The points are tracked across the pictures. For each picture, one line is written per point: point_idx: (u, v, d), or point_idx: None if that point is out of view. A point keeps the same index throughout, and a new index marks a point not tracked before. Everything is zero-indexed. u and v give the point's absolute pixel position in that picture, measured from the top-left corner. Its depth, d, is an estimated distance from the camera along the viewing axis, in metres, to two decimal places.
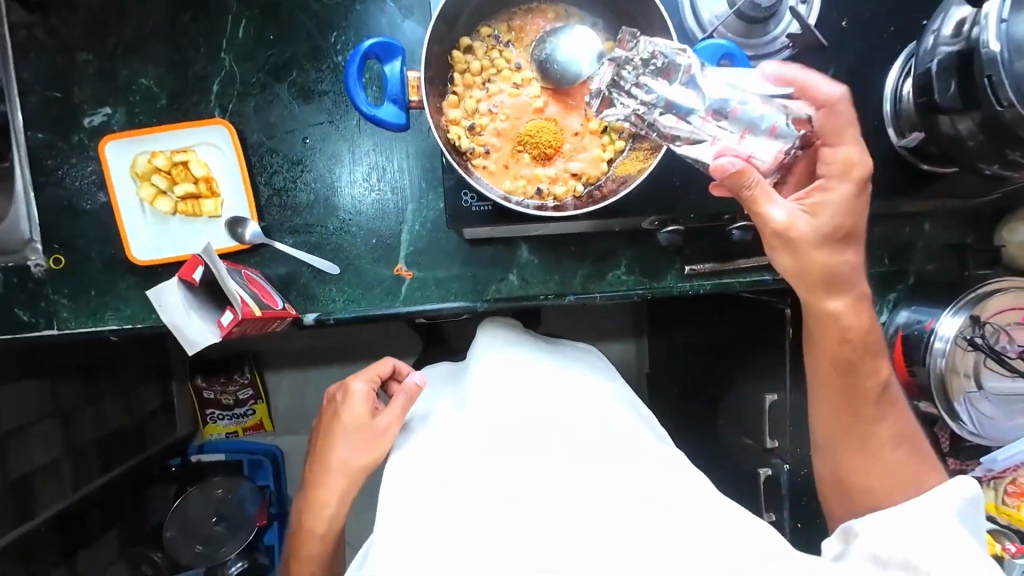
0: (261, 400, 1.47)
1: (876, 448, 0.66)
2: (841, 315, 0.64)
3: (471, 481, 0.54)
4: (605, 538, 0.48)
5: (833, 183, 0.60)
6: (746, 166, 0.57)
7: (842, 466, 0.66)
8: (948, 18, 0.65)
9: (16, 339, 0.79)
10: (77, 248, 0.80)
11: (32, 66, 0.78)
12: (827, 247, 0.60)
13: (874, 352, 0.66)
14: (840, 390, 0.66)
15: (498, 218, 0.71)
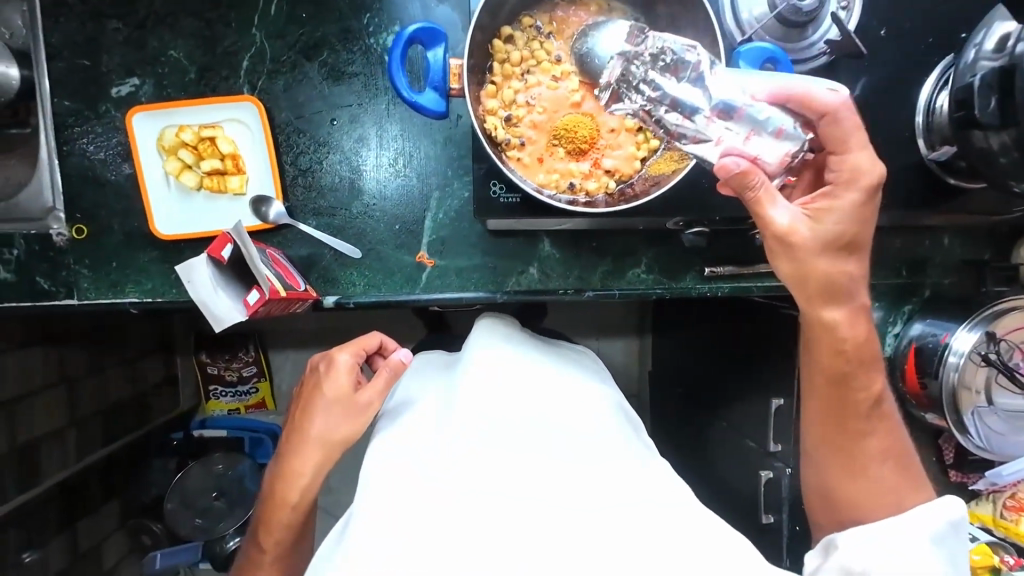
0: (264, 379, 1.47)
1: (866, 465, 0.59)
2: (838, 325, 0.57)
3: (464, 474, 0.53)
4: (599, 538, 0.48)
5: (841, 190, 0.55)
6: (751, 166, 0.53)
7: (829, 483, 0.60)
8: (991, 32, 0.65)
9: (35, 306, 0.79)
10: (99, 219, 0.80)
11: (61, 33, 0.77)
12: (829, 255, 0.55)
13: (869, 364, 0.59)
14: (834, 408, 0.59)
15: (526, 210, 0.71)
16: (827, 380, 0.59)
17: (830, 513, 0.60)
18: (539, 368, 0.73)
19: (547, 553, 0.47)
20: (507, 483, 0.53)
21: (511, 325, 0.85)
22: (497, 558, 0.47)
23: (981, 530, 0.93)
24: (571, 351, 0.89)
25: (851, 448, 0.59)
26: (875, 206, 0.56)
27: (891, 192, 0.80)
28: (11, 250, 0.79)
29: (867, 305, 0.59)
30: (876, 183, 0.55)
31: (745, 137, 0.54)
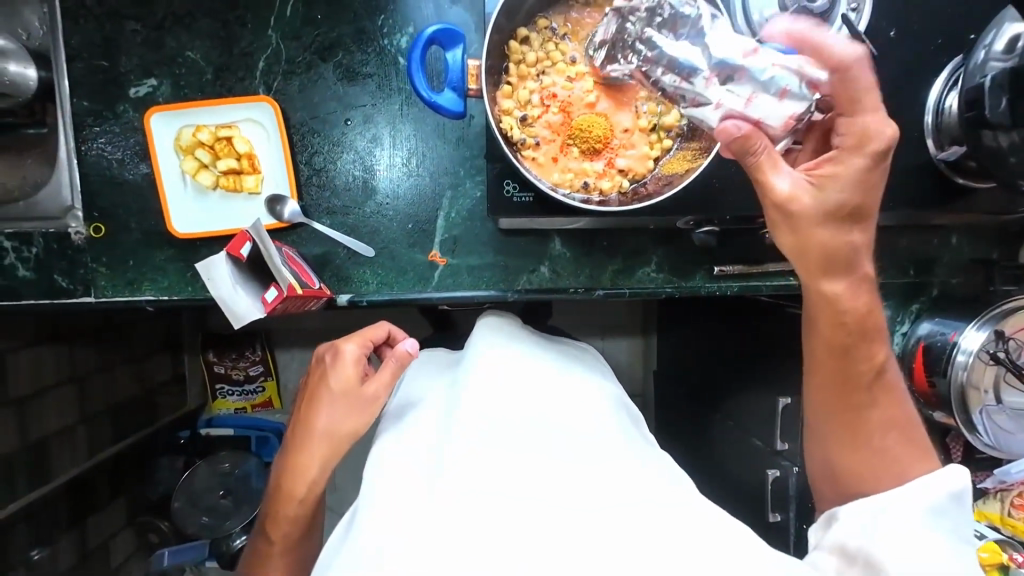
0: (271, 378, 1.48)
1: (871, 440, 0.57)
2: (840, 297, 0.56)
3: (464, 473, 0.52)
4: (600, 539, 0.47)
5: (848, 155, 0.53)
6: (754, 130, 0.52)
7: (834, 463, 0.58)
8: (1001, 33, 0.66)
9: (53, 304, 0.80)
10: (116, 218, 0.81)
11: (81, 34, 0.78)
12: (832, 224, 0.53)
13: (873, 337, 0.57)
14: (836, 382, 0.57)
15: (539, 209, 0.72)
16: (831, 352, 0.57)
17: (835, 491, 0.58)
18: (540, 368, 0.72)
19: (548, 552, 0.46)
20: (507, 483, 0.52)
21: (513, 324, 0.85)
22: (497, 558, 0.46)
23: (988, 528, 0.93)
24: (572, 348, 0.90)
25: (854, 421, 0.57)
26: (884, 173, 0.54)
27: (900, 192, 0.80)
28: (30, 249, 0.80)
29: (871, 275, 0.57)
30: (884, 149, 0.52)
31: (746, 100, 0.53)
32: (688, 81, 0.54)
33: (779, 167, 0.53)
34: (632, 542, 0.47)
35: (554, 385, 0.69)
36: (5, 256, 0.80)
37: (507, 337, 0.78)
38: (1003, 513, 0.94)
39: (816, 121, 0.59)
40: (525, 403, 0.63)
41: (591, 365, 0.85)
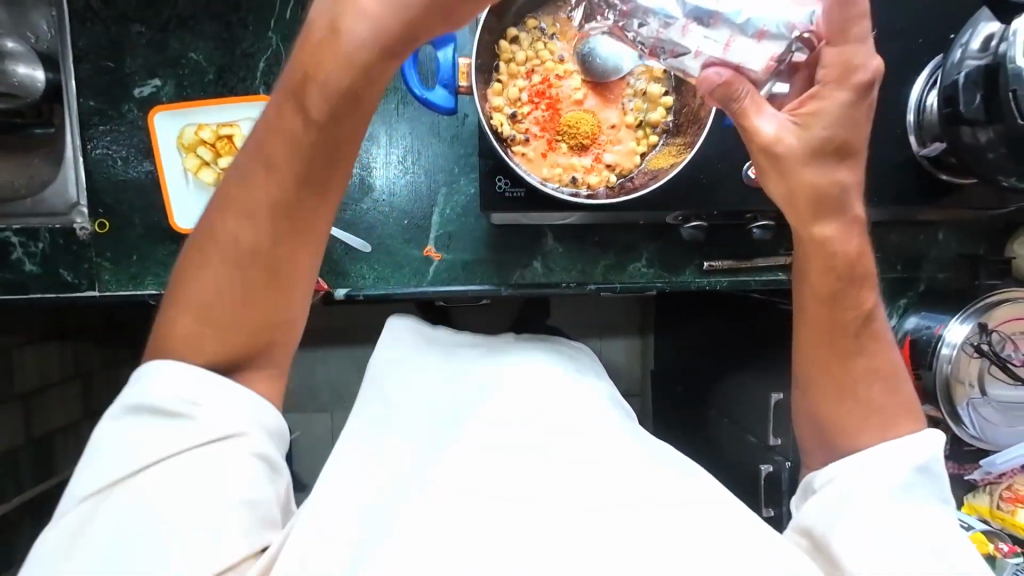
0: None
1: (859, 391, 0.57)
2: (830, 240, 0.57)
3: (463, 472, 0.50)
4: (608, 539, 0.42)
5: (831, 88, 0.56)
6: (734, 77, 0.55)
7: (821, 415, 0.58)
8: (977, 32, 0.68)
9: (58, 298, 0.82)
10: (121, 214, 0.83)
11: (88, 36, 0.81)
12: (817, 163, 0.55)
13: (861, 281, 0.58)
14: (825, 333, 0.58)
15: (530, 204, 0.74)
16: (825, 299, 0.57)
17: (824, 446, 0.58)
18: (534, 374, 0.71)
19: (560, 555, 0.42)
20: (507, 484, 0.48)
21: (503, 340, 0.85)
22: (496, 557, 0.42)
23: (977, 521, 0.93)
24: (569, 354, 0.90)
25: (841, 370, 0.58)
26: (870, 105, 0.57)
27: (886, 187, 0.82)
28: (37, 244, 0.82)
29: (863, 218, 0.58)
30: (868, 80, 0.56)
31: (724, 46, 0.55)
32: (665, 32, 0.55)
33: (762, 109, 0.56)
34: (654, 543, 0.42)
35: (550, 391, 0.67)
36: (12, 250, 0.82)
37: (492, 355, 0.79)
38: (993, 505, 0.94)
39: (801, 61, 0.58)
40: (523, 407, 0.61)
41: (586, 373, 0.83)
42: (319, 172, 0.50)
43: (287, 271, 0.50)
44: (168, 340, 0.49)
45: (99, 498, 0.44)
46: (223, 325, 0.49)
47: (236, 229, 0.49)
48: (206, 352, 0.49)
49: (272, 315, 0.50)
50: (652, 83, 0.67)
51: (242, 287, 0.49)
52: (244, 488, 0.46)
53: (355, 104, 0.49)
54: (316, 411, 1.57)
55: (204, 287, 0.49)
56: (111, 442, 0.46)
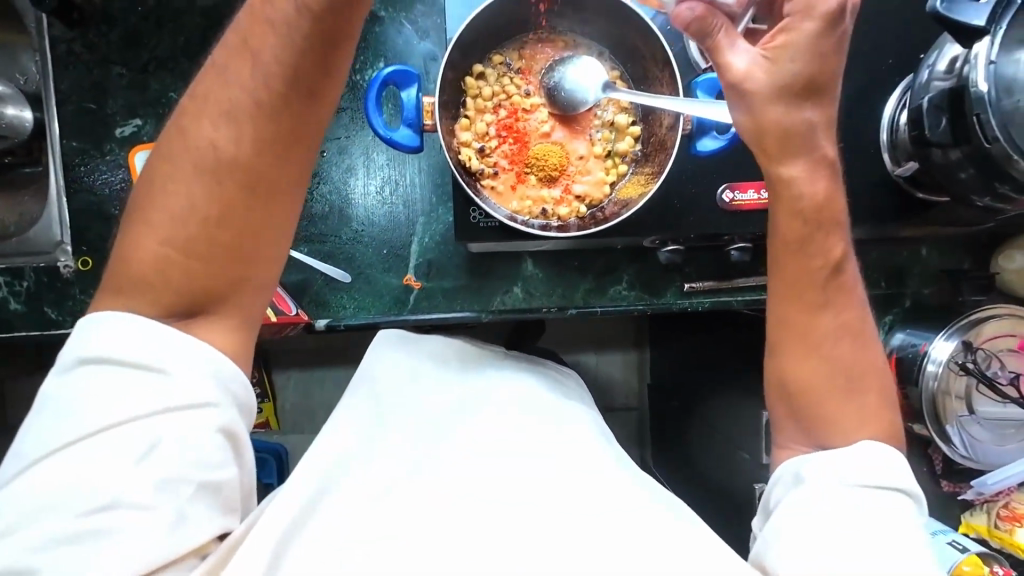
0: (267, 399, 1.50)
1: (827, 350, 0.60)
2: (796, 180, 0.59)
3: (458, 478, 0.61)
4: (577, 545, 0.54)
5: (800, 20, 0.55)
6: (709, 8, 0.54)
7: (788, 370, 0.61)
8: (943, 54, 0.68)
9: (43, 335, 0.83)
10: (103, 250, 0.84)
11: (71, 79, 0.83)
12: (783, 98, 0.56)
13: (828, 228, 0.60)
14: (798, 288, 0.60)
15: (504, 235, 0.74)
16: (794, 251, 0.60)
17: (797, 421, 0.61)
18: (520, 389, 0.77)
19: (540, 553, 0.53)
20: (505, 491, 0.59)
21: (492, 351, 0.88)
22: (498, 560, 0.52)
23: (971, 542, 0.89)
24: (553, 369, 0.94)
25: (809, 322, 0.60)
26: (842, 34, 0.55)
27: (861, 207, 0.82)
28: (21, 282, 0.84)
29: (832, 160, 0.60)
30: (836, 10, 0.54)
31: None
32: None
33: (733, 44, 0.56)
34: (609, 545, 0.53)
35: (534, 405, 0.74)
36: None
37: (479, 363, 0.82)
38: (991, 525, 0.93)
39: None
40: (509, 418, 0.71)
41: (569, 391, 0.88)
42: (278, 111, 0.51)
43: (265, 186, 0.52)
44: (132, 256, 0.51)
45: (56, 452, 0.47)
46: (191, 245, 0.51)
47: (205, 148, 0.51)
48: (172, 265, 0.51)
49: (246, 229, 0.52)
50: (619, 114, 0.68)
51: (212, 202, 0.51)
52: (200, 467, 0.49)
53: (327, 40, 0.50)
54: (311, 434, 1.57)
55: (173, 201, 0.51)
56: (73, 394, 0.49)
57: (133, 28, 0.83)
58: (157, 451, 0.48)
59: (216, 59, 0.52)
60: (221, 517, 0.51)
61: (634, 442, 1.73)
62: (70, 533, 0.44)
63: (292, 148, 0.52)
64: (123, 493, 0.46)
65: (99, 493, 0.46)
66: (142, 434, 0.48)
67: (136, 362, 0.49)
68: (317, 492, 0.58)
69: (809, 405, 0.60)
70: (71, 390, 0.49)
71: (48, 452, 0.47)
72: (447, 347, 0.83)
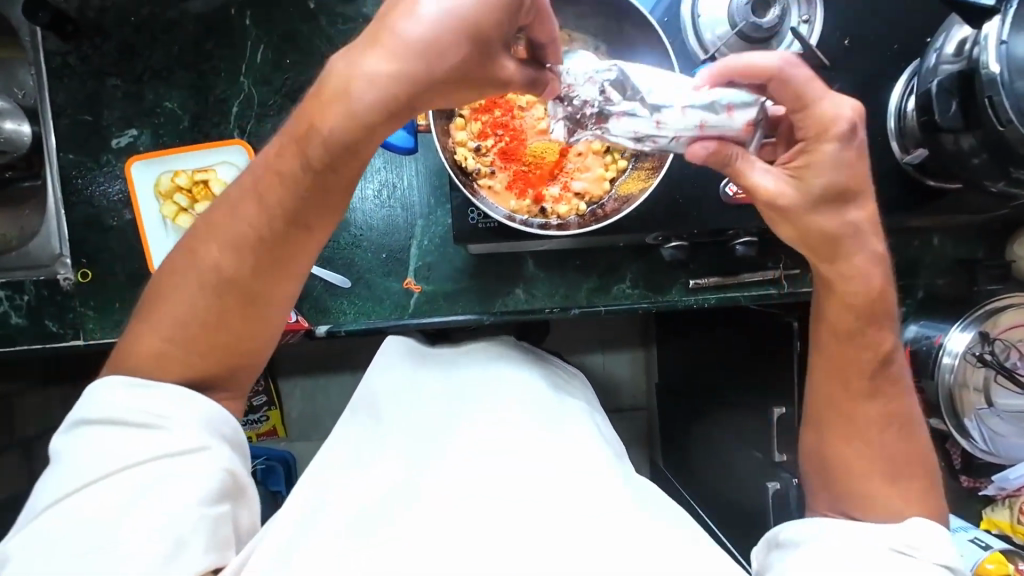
0: (274, 407, 1.50)
1: (858, 431, 0.61)
2: (848, 278, 0.59)
3: (458, 479, 0.61)
4: (574, 543, 0.53)
5: (815, 144, 0.56)
6: (721, 143, 0.57)
7: (824, 446, 0.62)
8: (950, 37, 0.66)
9: (45, 348, 0.83)
10: (102, 262, 0.84)
11: (66, 91, 0.83)
12: (823, 210, 0.57)
13: (880, 322, 0.60)
14: (831, 367, 0.62)
15: (503, 234, 0.73)
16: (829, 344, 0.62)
17: (827, 485, 0.62)
18: (514, 385, 0.77)
19: (535, 553, 0.52)
20: (505, 489, 0.59)
21: (485, 345, 0.87)
22: (495, 556, 0.52)
23: (993, 538, 0.86)
24: (561, 371, 0.92)
25: (849, 406, 0.61)
26: (859, 144, 0.57)
27: None
28: (23, 296, 0.84)
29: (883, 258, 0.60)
30: (849, 127, 0.56)
31: (699, 127, 0.57)
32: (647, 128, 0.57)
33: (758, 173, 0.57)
34: (604, 546, 0.53)
35: (528, 402, 0.74)
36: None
37: (469, 361, 0.83)
38: (1013, 520, 0.90)
39: (775, 115, 0.60)
40: (507, 417, 0.70)
41: (571, 389, 0.87)
42: (283, 232, 0.51)
43: (263, 298, 0.53)
44: (138, 355, 0.53)
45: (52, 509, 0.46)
46: (190, 347, 0.52)
47: (209, 262, 0.52)
48: (173, 364, 0.53)
49: (243, 330, 0.54)
50: None
51: (211, 311, 0.52)
52: (196, 504, 0.48)
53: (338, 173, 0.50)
54: (317, 441, 1.56)
55: (174, 304, 0.52)
56: (73, 453, 0.49)
57: (126, 39, 0.83)
58: (151, 502, 0.47)
59: (231, 190, 0.53)
60: (213, 555, 0.48)
61: (644, 442, 1.71)
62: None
63: (294, 261, 0.53)
64: (123, 539, 0.45)
65: (95, 537, 0.45)
66: (139, 482, 0.48)
67: (131, 420, 0.50)
68: (316, 506, 0.59)
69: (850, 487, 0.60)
70: (71, 446, 0.50)
71: (51, 502, 0.47)
72: (441, 355, 0.84)
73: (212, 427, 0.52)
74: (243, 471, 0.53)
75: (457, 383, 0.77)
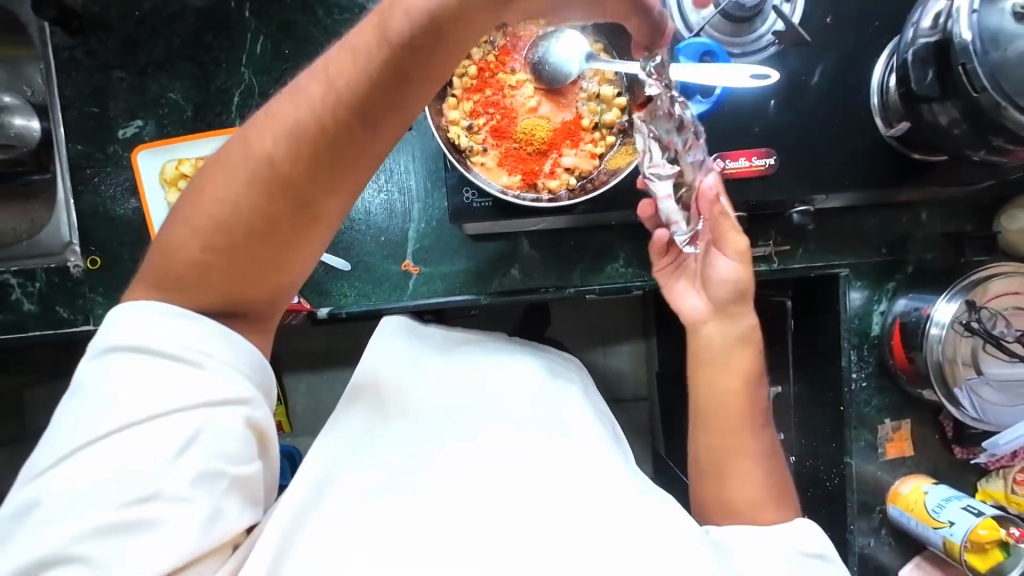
0: (279, 401, 1.52)
1: (738, 445, 0.70)
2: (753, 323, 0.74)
3: (463, 476, 0.61)
4: (576, 540, 0.52)
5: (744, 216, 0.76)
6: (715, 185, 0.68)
7: (728, 487, 0.69)
8: (926, 11, 0.68)
9: (57, 334, 0.86)
10: (110, 249, 0.87)
11: (73, 84, 0.85)
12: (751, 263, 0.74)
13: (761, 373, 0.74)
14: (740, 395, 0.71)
15: (498, 212, 0.75)
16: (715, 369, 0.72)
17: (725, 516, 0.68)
18: (512, 376, 0.78)
19: (534, 552, 0.52)
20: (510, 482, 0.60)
21: (477, 334, 0.89)
22: (493, 557, 0.51)
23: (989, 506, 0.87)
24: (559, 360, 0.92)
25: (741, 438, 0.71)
26: None
27: (857, 172, 0.82)
28: (34, 284, 0.86)
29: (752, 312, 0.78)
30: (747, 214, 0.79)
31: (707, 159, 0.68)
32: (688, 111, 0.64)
33: (727, 238, 0.71)
34: (613, 544, 0.52)
35: (523, 393, 0.76)
36: (12, 292, 0.86)
37: (466, 348, 0.84)
38: (1008, 490, 0.92)
39: None
40: (516, 418, 0.71)
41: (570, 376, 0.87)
42: (338, 134, 0.49)
43: (312, 210, 0.52)
44: (179, 257, 0.52)
45: (72, 457, 0.48)
46: (231, 249, 0.52)
47: (254, 165, 0.50)
48: (213, 268, 0.52)
49: (283, 241, 0.52)
50: (604, 85, 0.69)
51: (257, 209, 0.51)
52: (230, 461, 0.51)
53: (403, 84, 0.48)
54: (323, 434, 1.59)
55: (216, 210, 0.51)
56: (101, 383, 0.50)
57: (130, 32, 0.86)
58: (184, 452, 0.49)
59: (298, 81, 0.51)
60: (248, 512, 0.54)
61: (646, 432, 1.73)
62: (106, 525, 0.46)
63: (345, 176, 0.51)
64: (163, 486, 0.48)
65: (129, 489, 0.47)
66: (175, 425, 0.49)
67: (173, 353, 0.51)
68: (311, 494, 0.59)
69: (716, 485, 0.69)
70: (103, 375, 0.51)
71: (82, 445, 0.48)
72: (429, 333, 0.84)
73: (248, 372, 0.55)
74: (269, 421, 0.56)
75: (458, 369, 0.78)
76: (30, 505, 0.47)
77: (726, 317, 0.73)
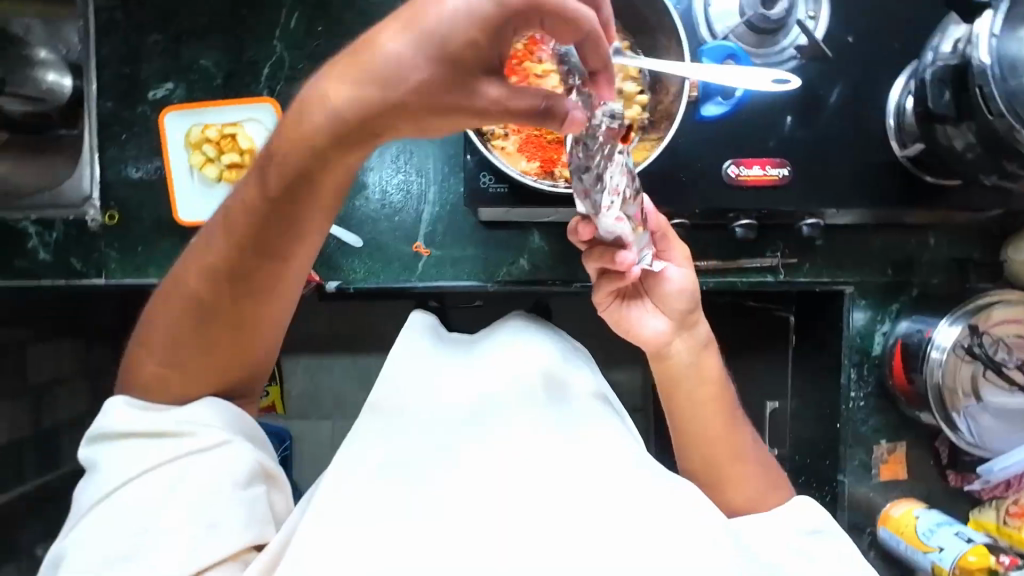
0: (276, 380, 1.53)
1: (735, 448, 0.73)
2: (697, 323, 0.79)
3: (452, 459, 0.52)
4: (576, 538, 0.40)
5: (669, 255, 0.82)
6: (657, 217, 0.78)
7: (723, 484, 0.71)
8: (948, 36, 0.70)
9: (69, 285, 0.87)
10: (129, 207, 0.88)
11: (110, 44, 0.88)
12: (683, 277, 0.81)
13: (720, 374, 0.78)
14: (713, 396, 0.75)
15: (512, 198, 0.77)
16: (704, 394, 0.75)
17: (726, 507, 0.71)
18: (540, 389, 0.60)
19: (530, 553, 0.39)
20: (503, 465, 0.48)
21: (510, 334, 0.70)
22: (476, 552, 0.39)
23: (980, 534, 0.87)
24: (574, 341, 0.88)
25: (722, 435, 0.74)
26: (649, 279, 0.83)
27: (869, 189, 0.83)
28: (51, 234, 0.88)
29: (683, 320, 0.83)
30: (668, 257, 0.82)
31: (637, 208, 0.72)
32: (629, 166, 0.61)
33: (672, 248, 0.76)
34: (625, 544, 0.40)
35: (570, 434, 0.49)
36: (31, 240, 0.88)
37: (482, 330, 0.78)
38: (999, 521, 0.90)
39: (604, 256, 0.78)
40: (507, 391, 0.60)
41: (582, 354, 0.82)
42: (287, 206, 0.48)
43: (271, 280, 0.52)
44: (185, 300, 0.52)
45: (75, 531, 0.47)
46: (203, 338, 0.52)
47: (251, 192, 0.49)
48: (202, 298, 0.51)
49: (249, 311, 0.52)
50: (627, 82, 0.70)
51: (218, 296, 0.51)
52: (231, 486, 0.49)
53: (336, 148, 0.47)
54: (317, 417, 1.59)
55: (183, 305, 0.52)
56: (105, 461, 0.50)
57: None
58: (183, 497, 0.47)
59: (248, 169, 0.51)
60: (257, 527, 0.48)
61: None
62: (112, 558, 0.45)
63: (299, 236, 0.50)
64: (156, 535, 0.46)
65: (125, 547, 0.45)
66: (171, 479, 0.48)
67: (166, 427, 0.51)
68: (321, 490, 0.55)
69: (723, 495, 0.71)
70: (105, 459, 0.50)
71: (96, 501, 0.47)
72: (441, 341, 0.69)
73: (236, 423, 0.54)
74: (272, 460, 0.54)
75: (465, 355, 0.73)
76: (58, 556, 0.47)
77: (687, 330, 0.76)
